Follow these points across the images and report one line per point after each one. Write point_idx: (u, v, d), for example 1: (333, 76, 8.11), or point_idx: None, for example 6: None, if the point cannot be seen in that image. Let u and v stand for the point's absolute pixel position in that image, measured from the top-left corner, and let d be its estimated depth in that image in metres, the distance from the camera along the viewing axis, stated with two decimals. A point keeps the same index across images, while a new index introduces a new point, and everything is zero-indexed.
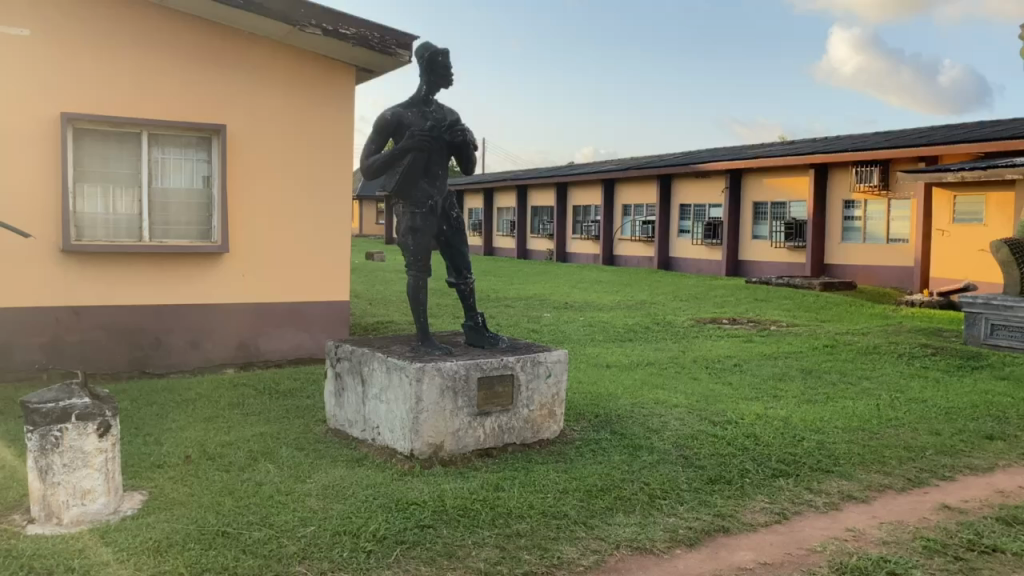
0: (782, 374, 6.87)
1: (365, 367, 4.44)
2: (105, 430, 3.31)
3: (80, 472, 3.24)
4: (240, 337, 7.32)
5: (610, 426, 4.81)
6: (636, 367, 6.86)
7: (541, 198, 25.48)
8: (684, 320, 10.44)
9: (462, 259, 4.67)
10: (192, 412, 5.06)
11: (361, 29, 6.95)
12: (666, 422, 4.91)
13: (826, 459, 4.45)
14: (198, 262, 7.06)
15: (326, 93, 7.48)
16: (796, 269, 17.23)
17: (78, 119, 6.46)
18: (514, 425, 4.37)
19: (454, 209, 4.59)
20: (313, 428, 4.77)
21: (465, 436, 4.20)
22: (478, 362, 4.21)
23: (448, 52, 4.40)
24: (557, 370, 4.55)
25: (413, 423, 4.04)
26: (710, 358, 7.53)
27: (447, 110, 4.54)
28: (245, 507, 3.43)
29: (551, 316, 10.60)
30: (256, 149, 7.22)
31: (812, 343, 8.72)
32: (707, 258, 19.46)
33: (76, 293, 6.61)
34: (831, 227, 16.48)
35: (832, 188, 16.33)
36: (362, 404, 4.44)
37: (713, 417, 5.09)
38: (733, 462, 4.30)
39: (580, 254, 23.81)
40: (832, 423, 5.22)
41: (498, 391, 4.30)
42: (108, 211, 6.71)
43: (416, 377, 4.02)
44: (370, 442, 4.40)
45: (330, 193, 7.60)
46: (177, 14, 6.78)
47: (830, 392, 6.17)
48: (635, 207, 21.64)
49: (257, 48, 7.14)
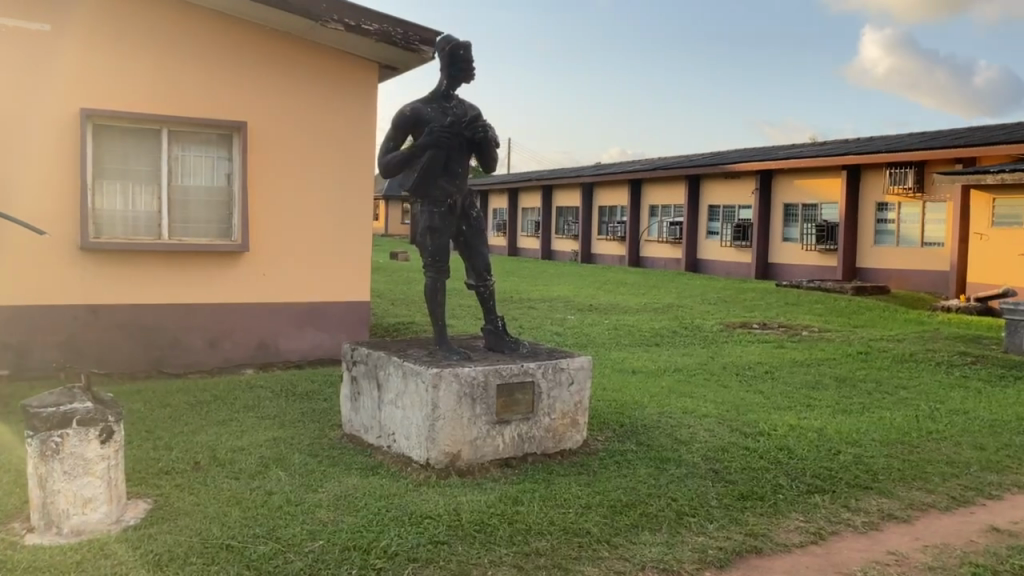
0: (815, 382, 6.62)
1: (381, 371, 4.28)
2: (108, 436, 3.18)
3: (81, 480, 3.11)
4: (259, 337, 7.21)
5: (636, 436, 4.61)
6: (664, 373, 6.65)
7: (567, 198, 25.27)
8: (712, 324, 10.19)
9: (483, 261, 4.49)
10: (206, 415, 4.93)
11: (384, 24, 6.77)
12: (695, 433, 4.69)
13: (864, 475, 4.22)
14: (217, 261, 6.96)
15: (348, 89, 7.32)
16: (828, 272, 16.86)
17: (98, 116, 6.39)
18: (534, 434, 4.19)
19: (473, 208, 4.41)
20: (328, 434, 4.61)
21: (483, 446, 4.02)
22: (498, 368, 4.04)
23: (469, 45, 4.22)
24: (580, 378, 4.35)
25: (429, 431, 3.87)
26: (740, 365, 7.29)
27: (468, 106, 4.36)
28: (251, 518, 3.29)
29: (575, 318, 10.39)
30: (276, 147, 7.09)
31: (844, 349, 8.44)
32: (736, 260, 19.12)
33: (93, 291, 6.54)
34: (864, 230, 16.10)
35: (866, 190, 15.95)
36: (378, 409, 4.28)
37: (744, 428, 4.86)
38: (766, 477, 4.08)
39: (606, 255, 23.56)
40: (869, 435, 4.98)
41: (518, 399, 4.13)
42: (128, 208, 6.64)
43: (433, 383, 3.86)
44: (386, 449, 4.23)
45: (351, 192, 7.44)
46: (198, 9, 6.68)
47: (866, 402, 5.91)
48: (663, 208, 21.34)
49: (278, 44, 7.01)
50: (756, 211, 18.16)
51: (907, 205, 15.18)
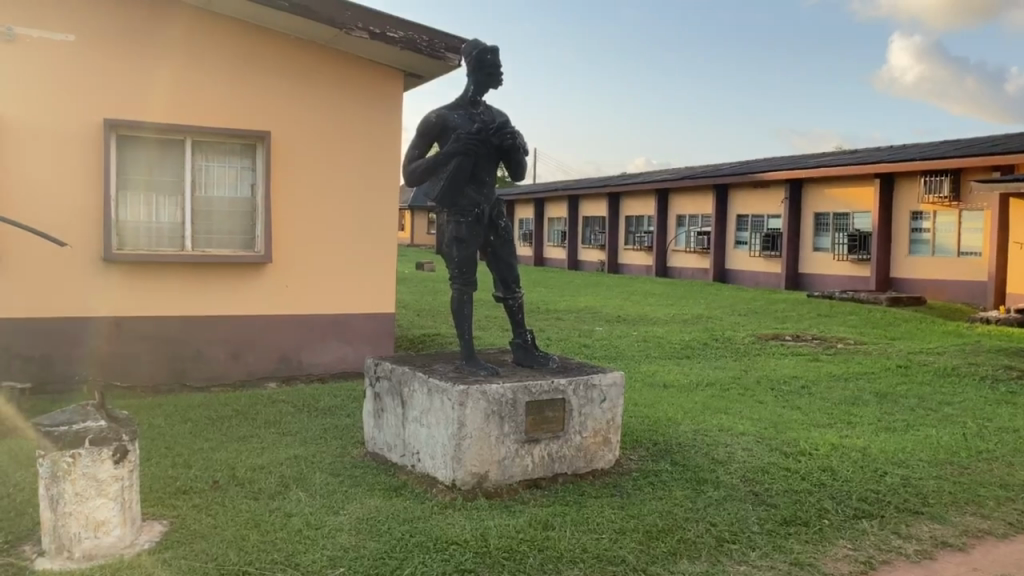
0: (854, 397, 6.37)
1: (405, 388, 4.13)
2: (122, 455, 3.05)
3: (93, 502, 2.98)
4: (282, 350, 7.10)
5: (670, 455, 4.41)
6: (696, 388, 6.43)
7: (593, 208, 25.08)
8: (744, 336, 9.93)
9: (512, 272, 4.33)
10: (227, 431, 4.81)
11: (409, 32, 6.65)
12: (733, 453, 4.47)
13: (914, 499, 3.98)
14: (240, 273, 6.87)
15: (373, 99, 7.22)
16: (860, 283, 16.50)
17: (121, 126, 6.34)
18: (565, 454, 4.01)
19: (502, 217, 4.25)
20: (351, 452, 4.46)
21: (512, 466, 3.86)
22: (527, 384, 3.87)
23: (497, 49, 4.07)
24: (612, 395, 4.16)
25: (456, 451, 3.71)
26: (775, 379, 7.05)
27: (496, 113, 4.21)
28: (270, 543, 3.14)
29: (603, 330, 10.19)
30: (300, 157, 6.99)
31: (883, 363, 8.16)
32: (765, 270, 18.80)
33: (116, 303, 6.47)
34: (897, 239, 15.74)
35: (900, 199, 15.60)
36: (402, 426, 4.13)
37: (784, 447, 4.63)
38: (809, 500, 3.86)
39: (632, 265, 23.31)
40: (916, 454, 4.74)
41: (548, 417, 3.95)
42: (151, 219, 6.57)
43: (459, 401, 3.70)
44: (410, 469, 4.08)
45: (376, 202, 7.33)
46: (221, 18, 6.62)
47: (910, 420, 5.65)
48: (690, 217, 21.07)
49: (303, 54, 6.93)
50: (786, 220, 17.85)
51: (943, 214, 14.81)
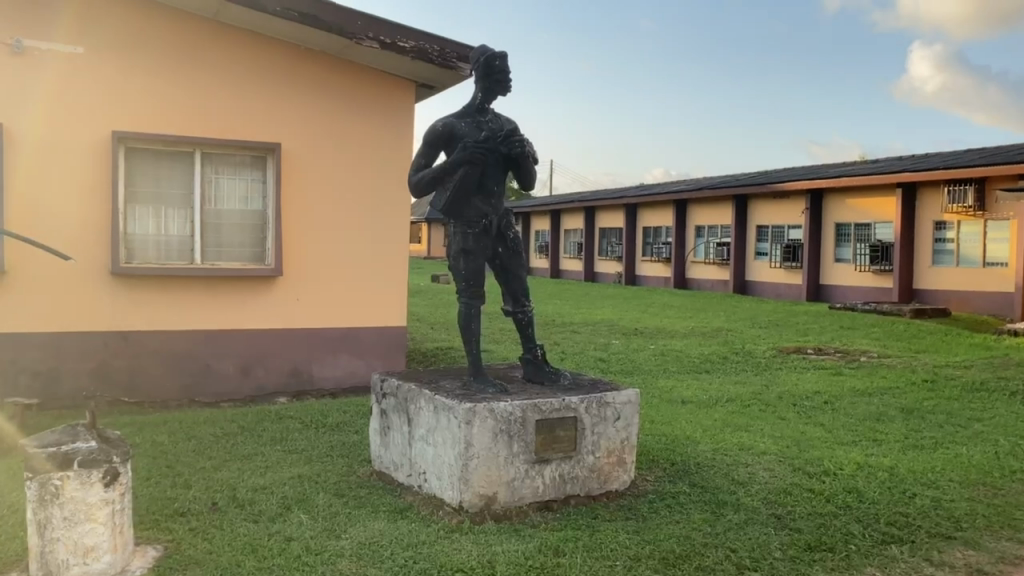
0: (880, 414, 6.14)
1: (411, 405, 3.98)
2: (113, 478, 2.92)
3: (82, 527, 2.86)
4: (293, 364, 6.98)
5: (688, 476, 4.23)
6: (716, 404, 6.23)
7: (610, 220, 24.90)
8: (765, 350, 9.71)
9: (520, 285, 4.18)
10: (231, 448, 4.69)
11: (420, 42, 6.53)
12: (754, 473, 4.28)
13: (947, 523, 3.77)
14: (250, 286, 6.77)
15: (384, 109, 7.11)
16: (883, 294, 16.19)
17: (130, 138, 6.28)
18: (578, 475, 3.85)
19: (510, 228, 4.11)
20: (356, 470, 4.32)
21: (522, 487, 3.70)
22: (537, 402, 3.71)
23: (506, 55, 3.93)
24: (627, 413, 4.00)
25: (462, 472, 3.56)
26: (797, 394, 6.83)
27: (504, 120, 4.08)
28: (267, 570, 3.01)
29: (620, 343, 10.00)
30: (310, 169, 6.89)
31: (908, 377, 7.91)
32: (786, 282, 18.52)
33: (124, 317, 6.39)
34: (921, 249, 15.44)
35: (923, 209, 15.31)
36: (408, 445, 3.98)
37: (807, 466, 4.43)
38: (835, 524, 3.67)
39: (650, 277, 23.09)
40: (947, 475, 4.52)
41: (559, 436, 3.79)
42: (160, 232, 6.50)
43: (465, 419, 3.55)
44: (417, 489, 3.93)
45: (387, 213, 7.21)
46: (230, 28, 6.55)
47: (939, 437, 5.42)
48: (709, 228, 20.84)
49: (313, 65, 6.84)
50: (807, 230, 17.59)
51: (967, 224, 14.51)
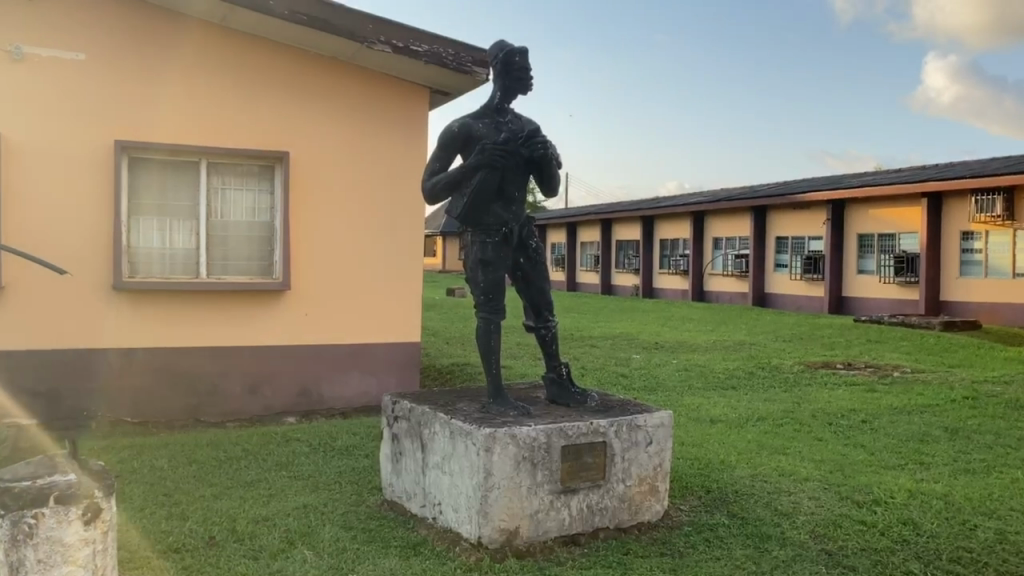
0: (923, 434, 5.77)
1: (425, 430, 3.67)
2: (94, 515, 2.62)
3: (59, 570, 2.55)
4: (302, 382, 6.70)
5: (726, 505, 3.89)
6: (747, 424, 5.88)
7: (626, 231, 24.57)
8: (792, 365, 9.33)
9: (544, 299, 3.87)
10: (234, 474, 4.39)
11: (434, 46, 6.30)
12: (799, 503, 3.93)
13: (1015, 558, 3.39)
14: (257, 301, 6.49)
15: (396, 117, 6.83)
16: (909, 306, 15.76)
17: (133, 147, 6.03)
18: (607, 506, 3.52)
19: (532, 237, 3.80)
20: (367, 500, 4.01)
21: (546, 520, 3.38)
22: (562, 427, 3.40)
23: (526, 51, 3.65)
24: (660, 437, 3.67)
25: (481, 504, 3.25)
26: (831, 412, 6.46)
27: (525, 121, 3.79)
28: None
29: (641, 358, 9.65)
30: (320, 179, 6.63)
31: (946, 394, 7.51)
32: (807, 294, 18.11)
33: (126, 334, 6.13)
34: (948, 260, 15.01)
35: (949, 219, 14.89)
36: (422, 473, 3.67)
37: (855, 495, 4.08)
38: (892, 561, 3.32)
39: (668, 290, 22.72)
40: (1008, 502, 4.13)
41: (587, 463, 3.47)
42: (164, 246, 6.25)
43: (485, 446, 3.24)
44: (431, 522, 3.61)
45: (400, 224, 6.92)
46: (237, 33, 6.31)
47: (991, 460, 5.04)
48: (727, 240, 20.46)
49: (323, 72, 6.59)
50: (829, 241, 17.19)
51: (996, 233, 14.07)
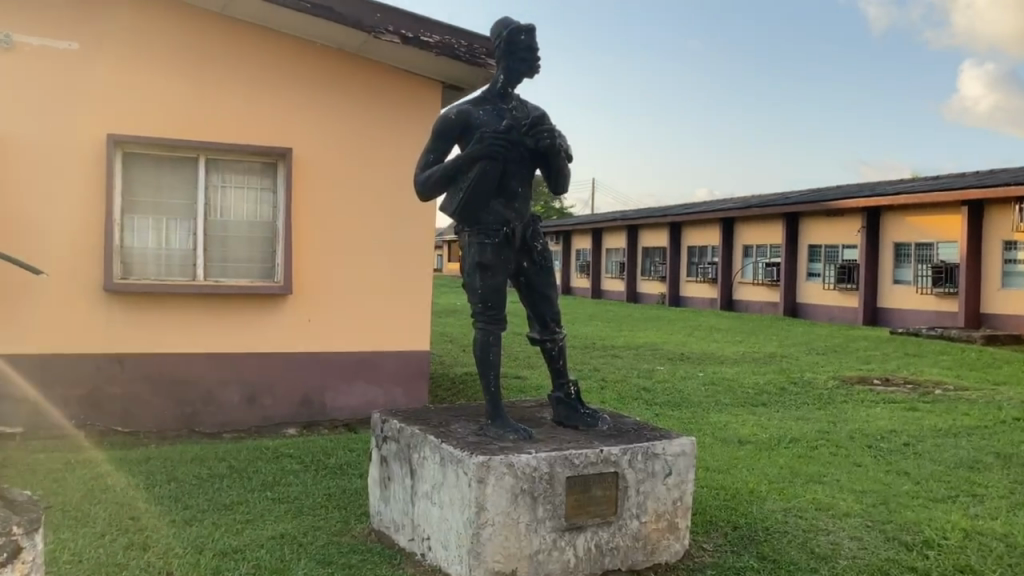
0: (974, 460, 5.25)
1: (415, 454, 3.26)
2: (10, 557, 2.21)
3: None
4: (304, 392, 6.32)
5: (756, 545, 3.45)
6: (779, 446, 5.41)
7: (653, 238, 24.05)
8: (826, 380, 8.79)
9: (550, 308, 3.46)
10: (213, 496, 4.02)
11: (446, 37, 5.89)
12: (838, 544, 3.47)
13: None
14: (257, 305, 6.13)
15: (406, 112, 6.44)
16: (948, 318, 15.08)
17: (127, 142, 5.72)
18: (619, 545, 3.09)
19: (538, 239, 3.39)
20: (353, 529, 3.61)
21: (548, 562, 2.95)
22: (568, 455, 2.98)
23: (533, 28, 3.23)
24: (680, 467, 3.23)
25: (474, 542, 2.84)
26: (869, 434, 5.96)
27: (531, 107, 3.38)
28: None
29: (665, 370, 9.18)
30: (324, 177, 6.26)
31: (994, 414, 6.95)
32: (841, 304, 17.46)
33: (118, 339, 5.80)
34: (989, 270, 14.34)
35: (991, 228, 14.22)
36: (411, 503, 3.27)
37: (902, 535, 3.60)
38: None
39: (695, 298, 22.15)
40: None
41: (595, 497, 3.04)
42: (160, 246, 5.92)
43: (477, 476, 2.83)
44: (419, 558, 3.21)
45: (408, 226, 6.53)
46: (238, 23, 5.99)
47: None
48: (757, 248, 19.87)
49: (330, 64, 6.24)
50: (864, 250, 16.56)
51: None
